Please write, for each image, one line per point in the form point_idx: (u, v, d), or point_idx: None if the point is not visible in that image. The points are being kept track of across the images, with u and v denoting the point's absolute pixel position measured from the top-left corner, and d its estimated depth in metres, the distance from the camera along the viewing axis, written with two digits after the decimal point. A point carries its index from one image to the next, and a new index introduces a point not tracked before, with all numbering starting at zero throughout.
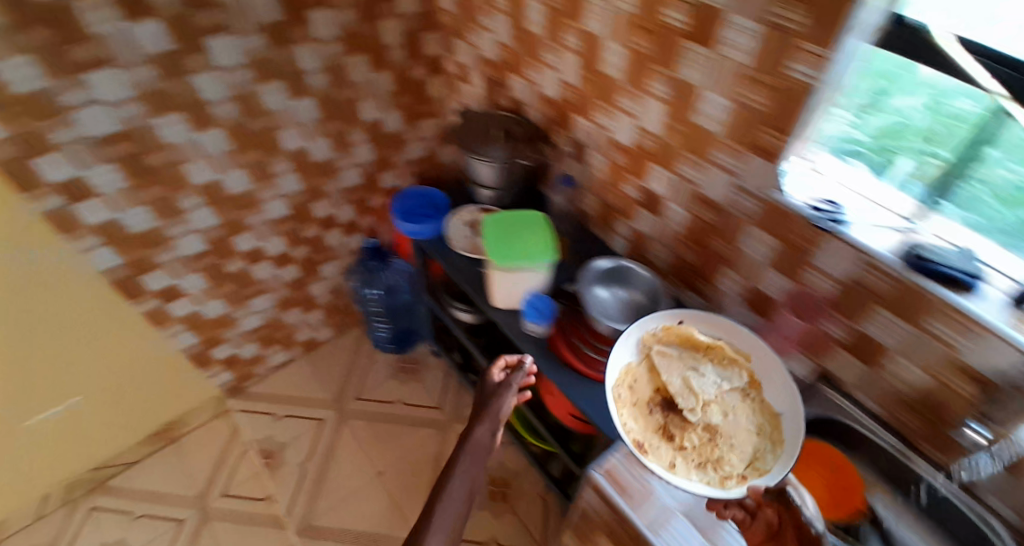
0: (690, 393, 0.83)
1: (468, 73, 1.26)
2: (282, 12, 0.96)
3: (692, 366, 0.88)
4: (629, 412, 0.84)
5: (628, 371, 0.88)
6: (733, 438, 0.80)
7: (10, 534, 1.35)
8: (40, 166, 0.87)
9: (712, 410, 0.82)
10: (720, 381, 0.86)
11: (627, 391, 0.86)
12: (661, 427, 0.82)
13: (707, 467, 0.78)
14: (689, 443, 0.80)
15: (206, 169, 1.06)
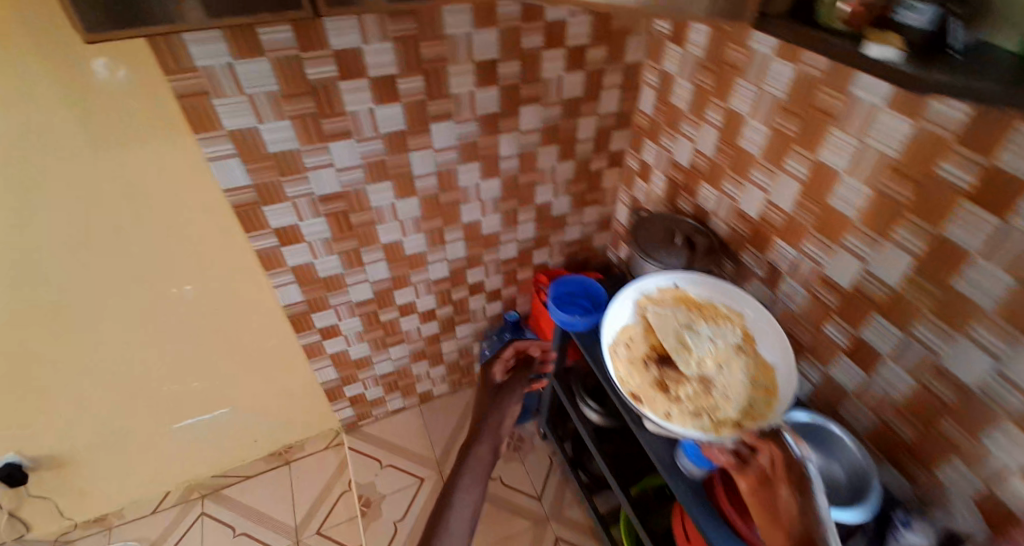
0: (684, 351, 0.91)
1: (649, 172, 1.21)
2: (499, 106, 1.01)
3: (689, 324, 0.95)
4: (628, 370, 0.91)
5: (626, 331, 0.96)
6: (729, 391, 0.86)
7: (129, 521, 1.41)
8: (269, 213, 0.97)
9: (706, 361, 0.90)
10: (714, 337, 0.93)
11: (625, 349, 0.94)
12: (658, 382, 0.88)
13: (702, 415, 0.84)
14: (686, 395, 0.86)
15: (394, 229, 1.13)
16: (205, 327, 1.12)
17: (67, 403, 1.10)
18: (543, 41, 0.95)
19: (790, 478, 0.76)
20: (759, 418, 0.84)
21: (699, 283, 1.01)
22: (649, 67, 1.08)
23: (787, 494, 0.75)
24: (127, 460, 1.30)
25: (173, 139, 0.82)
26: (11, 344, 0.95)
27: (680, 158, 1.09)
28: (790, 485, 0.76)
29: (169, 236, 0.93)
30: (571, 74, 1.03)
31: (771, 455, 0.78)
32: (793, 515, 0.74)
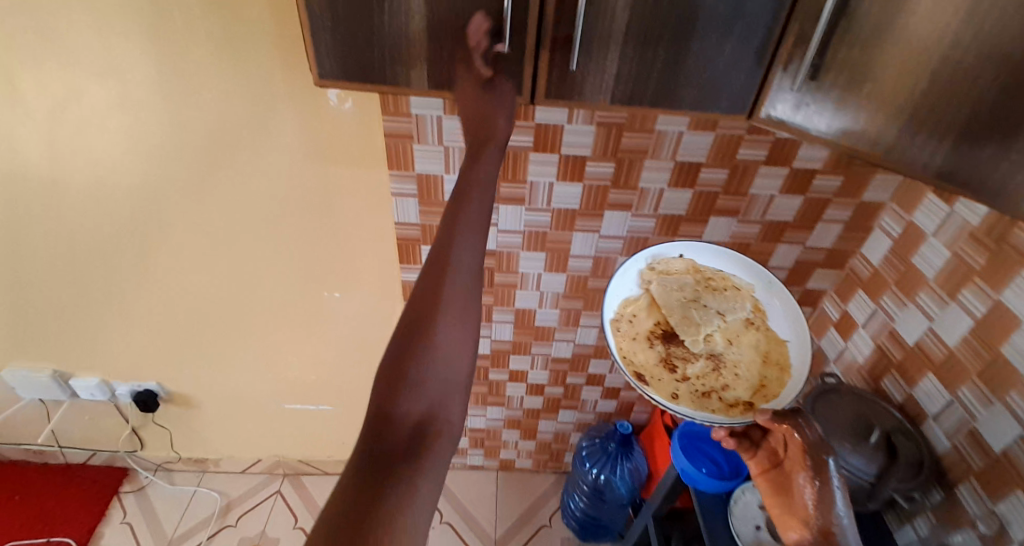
0: (690, 328, 0.77)
1: (846, 325, 0.98)
2: (686, 209, 0.90)
3: (697, 298, 0.80)
4: (631, 347, 0.74)
5: (630, 303, 0.79)
6: (740, 371, 0.74)
7: (221, 472, 1.52)
8: (425, 252, 0.98)
9: (716, 338, 0.77)
10: (724, 313, 0.79)
11: (628, 325, 0.77)
12: (663, 360, 0.74)
13: (712, 396, 0.71)
14: (694, 374, 0.73)
15: (533, 298, 1.07)
16: (338, 332, 1.16)
17: (207, 356, 1.22)
18: (763, 157, 0.83)
19: (804, 462, 0.63)
20: (773, 397, 0.71)
21: (721, 254, 0.84)
22: (893, 211, 0.87)
23: (802, 481, 0.63)
24: (233, 421, 1.40)
25: (366, 168, 0.86)
26: (184, 295, 1.08)
27: (903, 329, 0.85)
28: (807, 469, 0.63)
29: (330, 243, 0.98)
30: (784, 196, 0.88)
31: (784, 435, 0.66)
32: (808, 503, 0.62)
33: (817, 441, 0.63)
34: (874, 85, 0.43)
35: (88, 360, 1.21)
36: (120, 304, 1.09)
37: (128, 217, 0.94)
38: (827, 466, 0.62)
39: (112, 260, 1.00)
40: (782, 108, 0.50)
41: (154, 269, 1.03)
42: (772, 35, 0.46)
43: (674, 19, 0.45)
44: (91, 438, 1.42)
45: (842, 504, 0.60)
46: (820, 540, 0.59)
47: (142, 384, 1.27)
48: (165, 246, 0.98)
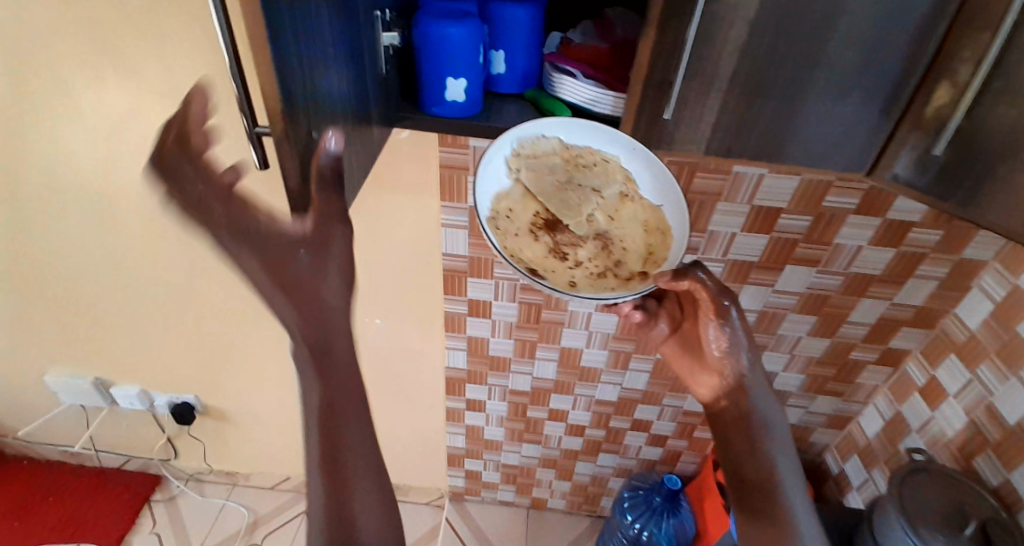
0: (566, 208, 0.55)
1: (932, 393, 0.87)
2: (760, 256, 0.83)
3: (569, 179, 0.55)
4: (517, 248, 0.54)
5: (504, 198, 0.55)
6: (627, 245, 0.56)
7: (249, 486, 1.49)
8: (472, 284, 0.93)
9: (596, 216, 0.56)
10: (597, 188, 0.55)
11: (504, 222, 0.55)
12: (553, 251, 0.55)
13: (609, 277, 0.55)
14: (583, 261, 0.55)
15: (580, 336, 1.01)
16: (374, 356, 1.11)
17: (242, 371, 1.20)
18: (856, 205, 0.75)
19: (715, 310, 0.60)
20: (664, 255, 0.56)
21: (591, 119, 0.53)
22: (996, 272, 0.77)
23: (713, 333, 0.61)
24: (264, 437, 1.37)
25: (416, 198, 0.83)
26: (226, 313, 1.07)
27: (1003, 406, 0.75)
28: (714, 320, 0.61)
29: (372, 268, 0.94)
30: (873, 248, 0.80)
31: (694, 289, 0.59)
32: (719, 353, 0.62)
33: (719, 289, 0.58)
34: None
35: (130, 370, 1.22)
36: (163, 318, 1.09)
37: (176, 235, 0.93)
38: (728, 310, 0.59)
39: (160, 275, 1.00)
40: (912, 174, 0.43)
41: (199, 286, 1.02)
42: (905, 87, 0.40)
43: (791, 69, 0.40)
44: (127, 443, 1.43)
45: (745, 344, 0.61)
46: (732, 386, 0.61)
47: (180, 396, 1.27)
48: (208, 265, 0.97)
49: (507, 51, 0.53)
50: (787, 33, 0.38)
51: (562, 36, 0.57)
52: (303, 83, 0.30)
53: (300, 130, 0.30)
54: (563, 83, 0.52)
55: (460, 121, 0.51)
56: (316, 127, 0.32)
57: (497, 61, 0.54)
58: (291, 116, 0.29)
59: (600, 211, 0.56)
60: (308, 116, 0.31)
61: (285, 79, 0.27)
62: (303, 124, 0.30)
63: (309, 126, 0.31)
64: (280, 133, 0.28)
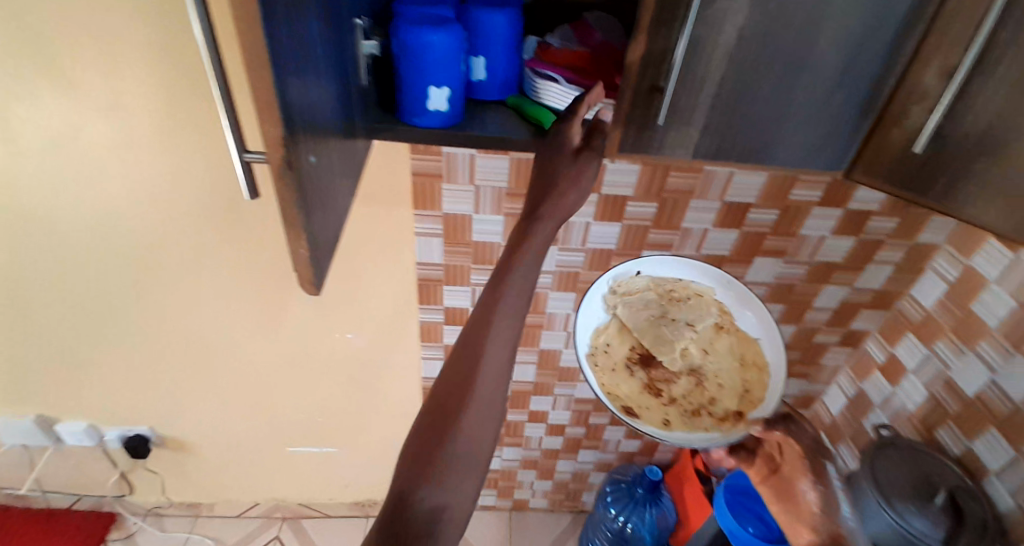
0: (662, 340, 0.70)
1: (892, 371, 0.92)
2: (731, 249, 0.85)
3: (666, 317, 0.71)
4: (613, 381, 0.66)
5: (602, 332, 0.70)
6: (722, 380, 0.68)
7: (215, 516, 1.41)
8: (447, 292, 0.91)
9: (690, 350, 0.70)
10: (691, 323, 0.71)
11: (603, 357, 0.68)
12: (647, 387, 0.67)
13: (703, 414, 0.64)
14: (679, 397, 0.66)
15: (558, 338, 1.00)
16: (346, 372, 1.07)
17: (204, 396, 1.12)
18: (819, 197, 0.79)
19: (809, 468, 0.63)
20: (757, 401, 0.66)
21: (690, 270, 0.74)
22: (948, 253, 0.83)
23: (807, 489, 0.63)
24: (229, 464, 1.29)
25: (388, 206, 0.80)
26: (187, 337, 1.00)
27: (961, 379, 0.79)
28: (808, 475, 0.63)
29: (343, 279, 0.89)
30: (835, 237, 0.84)
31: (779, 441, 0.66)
32: (814, 509, 0.61)
33: (814, 446, 0.64)
34: (1002, 151, 0.39)
35: (77, 403, 1.12)
36: (112, 346, 1.01)
37: (125, 257, 0.86)
38: (825, 471, 0.63)
39: (109, 300, 0.93)
40: (895, 169, 0.45)
41: (155, 310, 0.95)
42: (881, 90, 0.44)
43: (781, 71, 0.41)
44: (76, 482, 1.32)
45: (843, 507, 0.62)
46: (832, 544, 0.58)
47: (134, 428, 1.18)
48: (163, 286, 0.90)
49: (487, 57, 0.52)
50: (774, 39, 0.40)
51: (540, 41, 0.57)
52: (299, 99, 0.27)
53: (300, 152, 0.27)
54: (546, 89, 0.52)
55: (442, 131, 0.50)
56: (314, 147, 0.30)
57: (477, 67, 0.53)
58: (292, 136, 0.26)
59: (693, 345, 0.70)
60: (306, 133, 0.28)
61: (285, 95, 0.25)
62: (303, 144, 0.28)
63: (307, 146, 0.28)
64: (278, 158, 0.26)
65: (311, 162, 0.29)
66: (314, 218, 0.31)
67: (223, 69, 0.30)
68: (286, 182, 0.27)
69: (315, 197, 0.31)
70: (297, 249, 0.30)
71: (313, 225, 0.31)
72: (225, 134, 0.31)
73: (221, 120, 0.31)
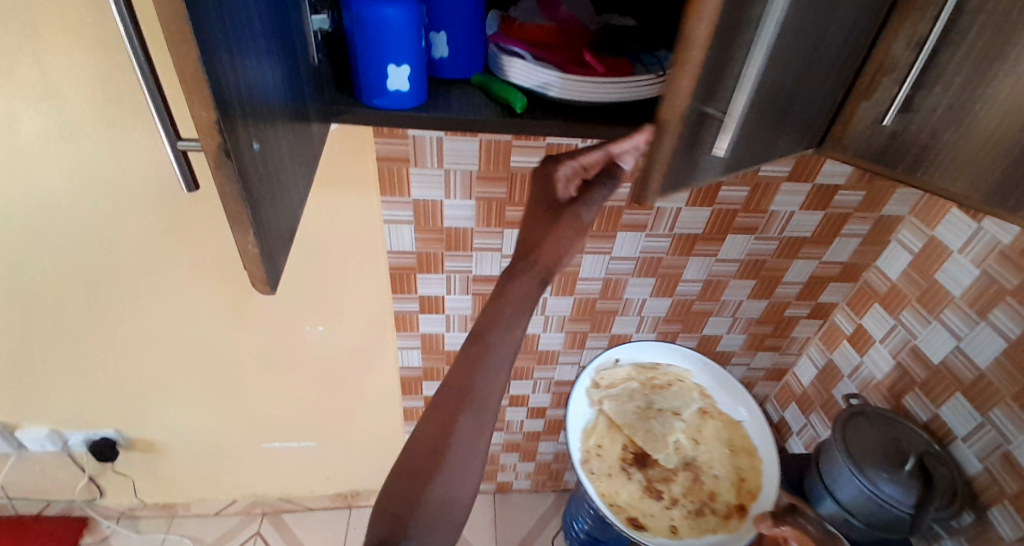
0: (656, 437, 0.81)
1: (860, 341, 0.94)
2: (704, 227, 0.85)
3: (653, 410, 0.84)
4: (613, 486, 0.75)
5: (592, 434, 0.79)
6: (715, 470, 0.79)
7: (191, 515, 1.37)
8: (420, 280, 0.89)
9: (683, 442, 0.82)
10: (677, 412, 0.84)
11: (597, 460, 0.77)
12: (646, 487, 0.77)
13: (705, 511, 0.76)
14: (680, 495, 0.77)
15: (535, 322, 0.99)
16: (320, 365, 1.04)
17: (172, 395, 1.08)
18: (789, 172, 0.79)
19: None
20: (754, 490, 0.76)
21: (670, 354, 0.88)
22: (912, 225, 0.84)
23: None
24: (202, 463, 1.26)
25: (354, 192, 0.77)
26: (148, 335, 0.96)
27: (927, 348, 0.82)
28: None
29: (311, 270, 0.87)
30: (805, 212, 0.85)
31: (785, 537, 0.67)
32: None
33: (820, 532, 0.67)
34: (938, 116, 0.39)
35: (36, 408, 1.07)
36: (68, 348, 0.96)
37: (74, 254, 0.81)
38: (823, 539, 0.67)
39: (60, 298, 0.88)
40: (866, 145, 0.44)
41: (112, 309, 0.90)
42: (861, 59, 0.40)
43: (802, 57, 0.35)
44: (40, 488, 1.26)
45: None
46: None
47: (99, 431, 1.14)
48: (118, 282, 0.86)
49: (449, 32, 0.49)
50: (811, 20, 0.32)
51: (503, 16, 0.56)
52: (236, 81, 0.24)
53: (240, 140, 0.25)
54: (513, 66, 0.50)
55: (404, 112, 0.47)
56: (258, 133, 0.27)
57: (439, 43, 0.50)
58: (228, 122, 0.24)
59: (683, 437, 0.82)
60: (247, 120, 0.26)
61: (216, 76, 0.22)
62: (242, 132, 0.25)
63: (248, 133, 0.26)
64: (214, 145, 0.23)
65: (254, 150, 0.27)
66: (263, 210, 0.29)
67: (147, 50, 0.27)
68: (225, 171, 0.24)
69: (264, 187, 0.29)
70: (245, 244, 0.28)
71: (263, 215, 0.29)
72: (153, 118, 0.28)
73: (148, 103, 0.28)
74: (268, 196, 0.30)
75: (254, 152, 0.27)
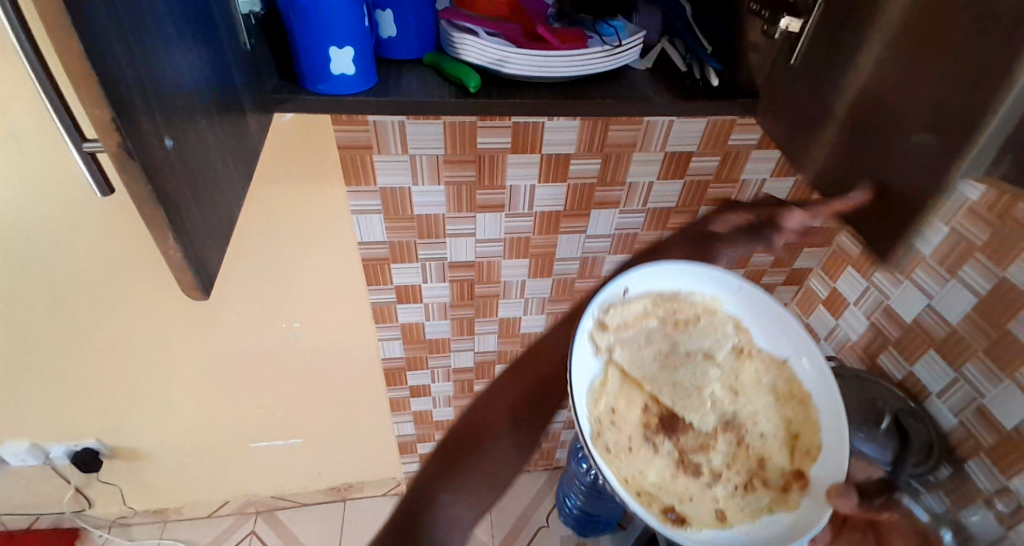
0: (683, 392, 0.53)
1: (836, 305, 0.95)
2: (676, 201, 0.84)
3: (675, 349, 0.54)
4: (632, 464, 0.48)
5: (600, 396, 0.49)
6: (761, 427, 0.54)
7: (185, 519, 1.36)
8: (396, 270, 0.87)
9: (718, 394, 0.54)
10: (708, 351, 0.54)
11: (610, 431, 0.48)
12: (676, 460, 0.50)
13: (755, 485, 0.50)
14: (721, 468, 0.51)
15: (516, 305, 0.98)
16: (300, 360, 1.02)
17: (150, 402, 1.06)
18: (758, 139, 0.78)
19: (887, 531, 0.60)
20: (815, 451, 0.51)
21: (703, 268, 0.52)
22: None
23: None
24: (191, 466, 1.24)
25: (318, 184, 0.74)
26: (119, 343, 0.93)
27: (900, 308, 0.82)
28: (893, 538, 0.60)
29: (282, 265, 0.85)
30: (775, 179, 0.84)
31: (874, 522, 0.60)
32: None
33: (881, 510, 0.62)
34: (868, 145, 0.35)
35: (11, 425, 1.05)
36: (36, 362, 0.93)
37: (30, 267, 0.78)
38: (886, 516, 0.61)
39: (21, 313, 0.85)
40: (881, 193, 0.34)
41: (77, 319, 0.88)
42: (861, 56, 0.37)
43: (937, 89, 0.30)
44: (25, 503, 1.25)
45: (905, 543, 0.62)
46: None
47: (80, 442, 1.12)
48: (81, 292, 0.83)
49: (395, 10, 0.47)
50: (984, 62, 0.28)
51: None
52: (138, 73, 0.23)
53: (147, 139, 0.23)
54: (464, 43, 0.48)
55: (353, 96, 0.46)
56: (172, 131, 0.26)
57: (385, 23, 0.48)
58: (129, 119, 0.22)
59: (720, 387, 0.54)
60: (154, 117, 0.24)
61: (109, 70, 0.21)
62: (150, 130, 0.24)
63: (157, 129, 0.24)
64: (115, 145, 0.22)
65: (168, 148, 0.25)
66: (185, 212, 0.28)
67: (42, 57, 0.25)
68: (133, 172, 0.23)
69: (186, 187, 0.27)
70: (168, 249, 0.27)
71: (187, 217, 0.27)
72: (55, 125, 0.27)
73: (45, 100, 0.26)
74: (191, 197, 0.28)
75: (168, 150, 0.25)
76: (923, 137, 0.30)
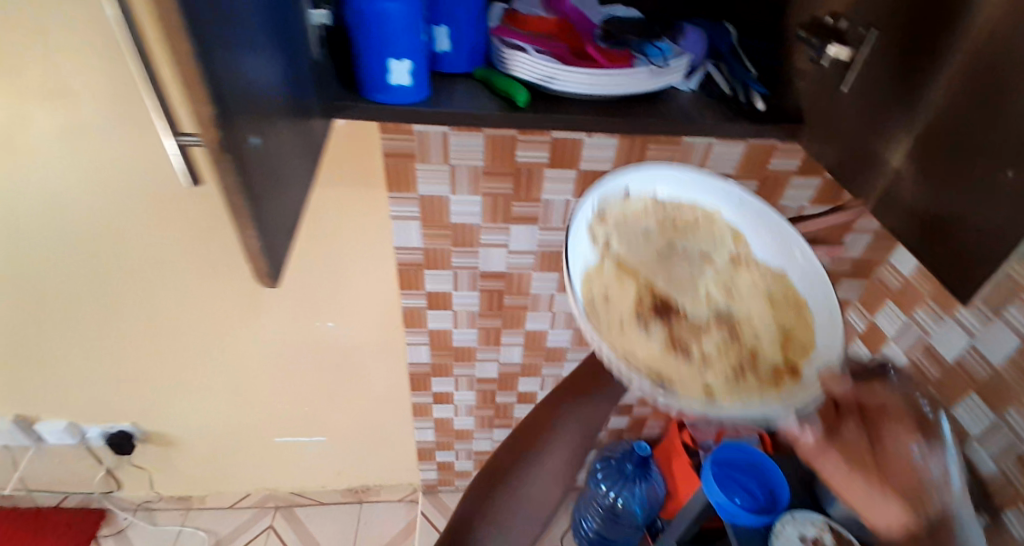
0: (678, 284, 0.56)
1: (874, 339, 0.93)
2: None
3: (672, 251, 0.59)
4: (625, 334, 0.49)
5: (594, 276, 0.53)
6: (756, 326, 0.54)
7: (205, 508, 1.39)
8: (429, 277, 0.89)
9: (714, 294, 0.57)
10: (707, 257, 0.59)
11: (601, 300, 0.52)
12: (668, 341, 0.51)
13: (746, 372, 0.50)
14: (713, 352, 0.51)
15: (543, 318, 0.99)
16: (330, 358, 1.05)
17: (184, 390, 1.10)
18: (798, 165, 0.78)
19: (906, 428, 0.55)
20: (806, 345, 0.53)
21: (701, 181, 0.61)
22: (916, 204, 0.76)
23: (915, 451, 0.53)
24: (217, 455, 1.27)
25: (362, 188, 0.77)
26: (163, 329, 0.97)
27: (940, 346, 0.80)
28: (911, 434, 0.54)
29: (320, 264, 0.87)
30: (815, 206, 0.83)
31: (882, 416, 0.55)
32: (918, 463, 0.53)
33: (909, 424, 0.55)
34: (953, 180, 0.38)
35: (56, 401, 1.10)
36: (86, 343, 0.98)
37: (91, 251, 0.83)
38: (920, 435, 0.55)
39: (77, 295, 0.90)
40: (983, 224, 0.37)
41: (127, 304, 0.92)
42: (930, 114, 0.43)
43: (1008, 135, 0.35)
44: (58, 479, 1.29)
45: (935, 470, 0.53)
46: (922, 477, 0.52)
47: (115, 424, 1.16)
48: (134, 278, 0.88)
49: (449, 26, 0.49)
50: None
51: (506, 10, 0.56)
52: (233, 73, 0.25)
53: (238, 135, 0.25)
54: (515, 60, 0.50)
55: (408, 106, 0.48)
56: (257, 129, 0.28)
57: (440, 37, 0.50)
58: (225, 118, 0.24)
59: (715, 287, 0.57)
60: (245, 114, 0.26)
61: (213, 69, 0.23)
62: (241, 126, 0.26)
63: (247, 126, 0.26)
64: (213, 138, 0.24)
65: (253, 144, 0.27)
66: (264, 205, 0.29)
67: None
68: (225, 164, 0.25)
69: (266, 182, 0.29)
70: (246, 238, 0.29)
71: (265, 208, 0.29)
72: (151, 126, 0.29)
73: None
74: (269, 192, 0.30)
75: (254, 146, 0.27)
76: (1011, 176, 0.34)
